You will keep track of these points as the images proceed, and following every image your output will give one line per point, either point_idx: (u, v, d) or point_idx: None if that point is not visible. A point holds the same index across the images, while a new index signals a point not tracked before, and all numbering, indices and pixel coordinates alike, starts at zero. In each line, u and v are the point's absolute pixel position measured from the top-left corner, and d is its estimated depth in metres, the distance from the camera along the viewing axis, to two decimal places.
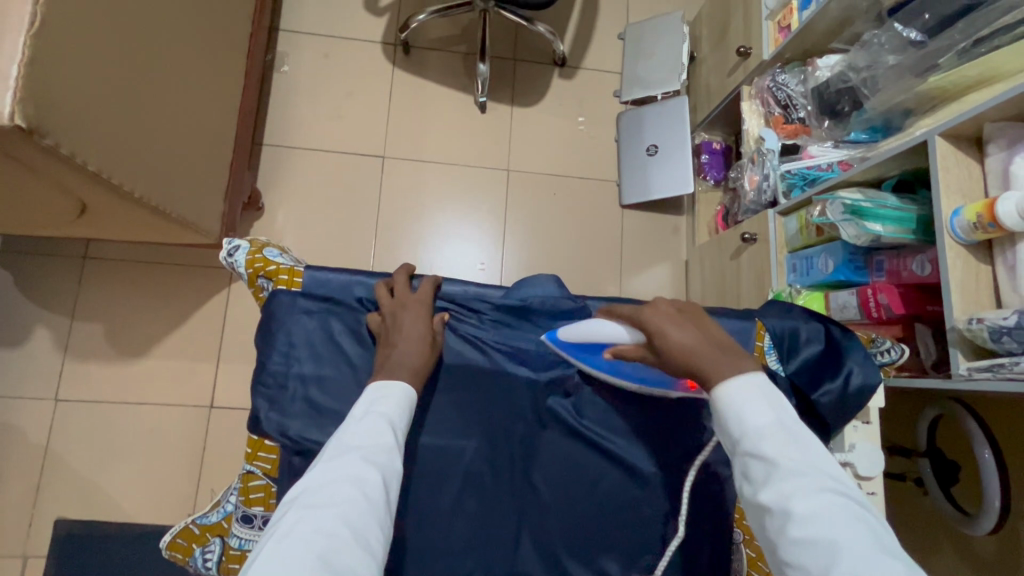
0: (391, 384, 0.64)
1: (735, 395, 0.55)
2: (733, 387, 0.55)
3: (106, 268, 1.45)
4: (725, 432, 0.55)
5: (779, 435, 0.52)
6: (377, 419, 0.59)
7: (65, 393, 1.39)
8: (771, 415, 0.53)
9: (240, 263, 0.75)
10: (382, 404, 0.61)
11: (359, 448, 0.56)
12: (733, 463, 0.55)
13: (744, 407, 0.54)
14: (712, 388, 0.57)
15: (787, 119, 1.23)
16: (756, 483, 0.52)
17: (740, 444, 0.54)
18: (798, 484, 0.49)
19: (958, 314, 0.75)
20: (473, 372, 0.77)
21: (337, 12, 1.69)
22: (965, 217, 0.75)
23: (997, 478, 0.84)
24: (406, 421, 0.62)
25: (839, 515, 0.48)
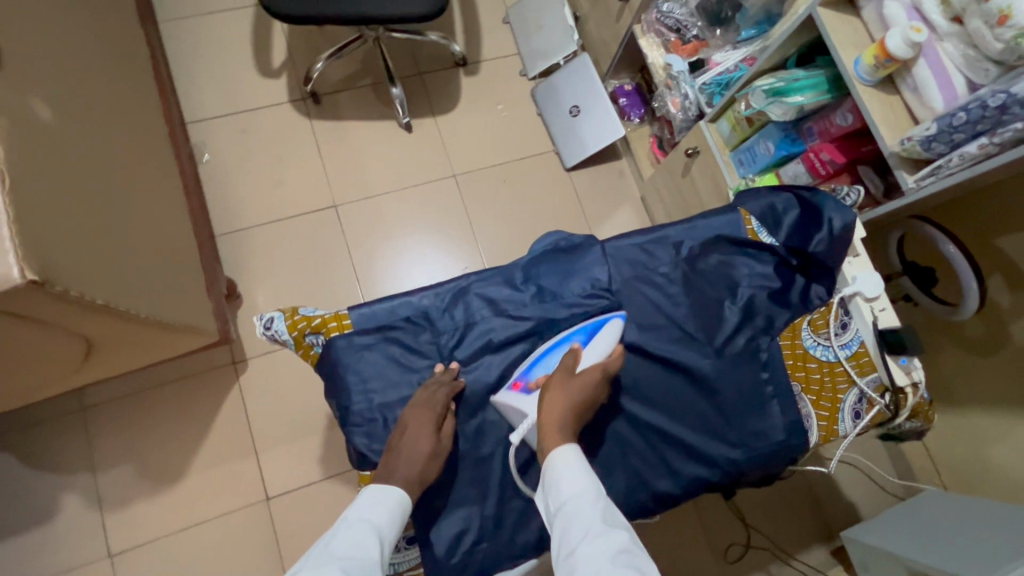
0: (384, 488, 0.67)
1: (561, 462, 0.63)
2: (560, 457, 0.64)
3: (110, 410, 1.41)
4: (551, 497, 0.63)
5: (592, 504, 0.60)
6: (366, 528, 0.62)
7: (117, 545, 1.35)
8: (587, 483, 0.62)
9: (282, 331, 0.78)
10: (373, 513, 0.64)
11: (340, 557, 0.58)
12: (555, 525, 0.61)
13: (567, 477, 0.63)
14: (547, 454, 0.65)
15: (683, 41, 1.38)
16: (569, 544, 0.58)
17: (563, 506, 0.61)
18: (601, 545, 0.56)
19: (890, 142, 0.88)
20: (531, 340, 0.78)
21: (235, 88, 1.70)
22: (865, 62, 0.88)
23: (967, 263, 0.99)
24: (395, 532, 0.65)
25: (618, 563, 0.54)
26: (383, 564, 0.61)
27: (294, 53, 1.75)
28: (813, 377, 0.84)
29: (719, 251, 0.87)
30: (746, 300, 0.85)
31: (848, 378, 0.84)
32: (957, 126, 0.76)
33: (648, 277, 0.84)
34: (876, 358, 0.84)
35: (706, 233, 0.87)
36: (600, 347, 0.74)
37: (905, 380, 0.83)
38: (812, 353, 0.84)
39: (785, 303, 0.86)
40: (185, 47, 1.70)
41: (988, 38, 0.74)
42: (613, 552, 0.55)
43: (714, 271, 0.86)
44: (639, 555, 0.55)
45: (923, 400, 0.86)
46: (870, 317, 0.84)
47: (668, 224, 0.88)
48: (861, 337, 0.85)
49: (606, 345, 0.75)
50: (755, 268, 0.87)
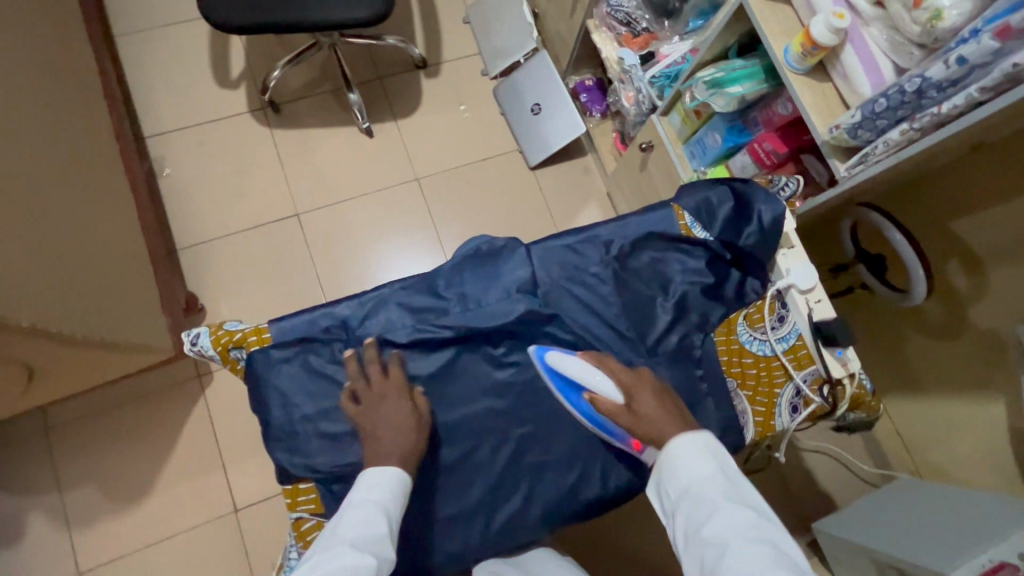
0: (380, 468, 0.67)
1: (684, 446, 0.65)
2: (682, 441, 0.65)
3: (76, 428, 1.41)
4: (674, 474, 0.64)
5: (712, 480, 0.62)
6: (373, 509, 0.64)
7: (87, 563, 1.35)
8: (712, 467, 0.63)
9: (207, 346, 0.78)
10: (373, 493, 0.65)
11: (349, 538, 0.60)
12: (682, 505, 0.63)
13: (690, 460, 0.64)
14: (665, 440, 0.66)
15: (635, 35, 1.35)
16: (697, 523, 0.60)
17: (689, 489, 0.63)
18: (735, 525, 0.57)
19: (821, 128, 0.86)
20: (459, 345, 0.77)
21: (194, 100, 1.69)
22: (793, 51, 0.86)
23: (912, 251, 0.98)
24: (399, 504, 0.66)
25: (755, 544, 0.55)
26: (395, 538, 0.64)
27: (252, 62, 1.74)
28: (749, 372, 0.83)
29: (650, 248, 0.85)
30: (679, 297, 0.84)
31: (785, 372, 0.83)
32: (879, 112, 0.74)
33: (578, 277, 0.83)
34: (813, 351, 0.82)
35: (637, 231, 0.87)
36: (583, 367, 0.73)
37: (842, 371, 0.81)
38: (748, 349, 0.83)
39: (718, 298, 0.85)
40: (141, 61, 1.69)
41: (907, 20, 0.72)
42: (749, 535, 0.56)
43: (647, 269, 0.85)
44: (771, 534, 0.57)
45: (863, 390, 0.85)
46: (806, 309, 0.82)
47: (599, 223, 0.87)
48: (798, 331, 0.83)
49: (584, 368, 0.73)
50: (688, 264, 0.85)
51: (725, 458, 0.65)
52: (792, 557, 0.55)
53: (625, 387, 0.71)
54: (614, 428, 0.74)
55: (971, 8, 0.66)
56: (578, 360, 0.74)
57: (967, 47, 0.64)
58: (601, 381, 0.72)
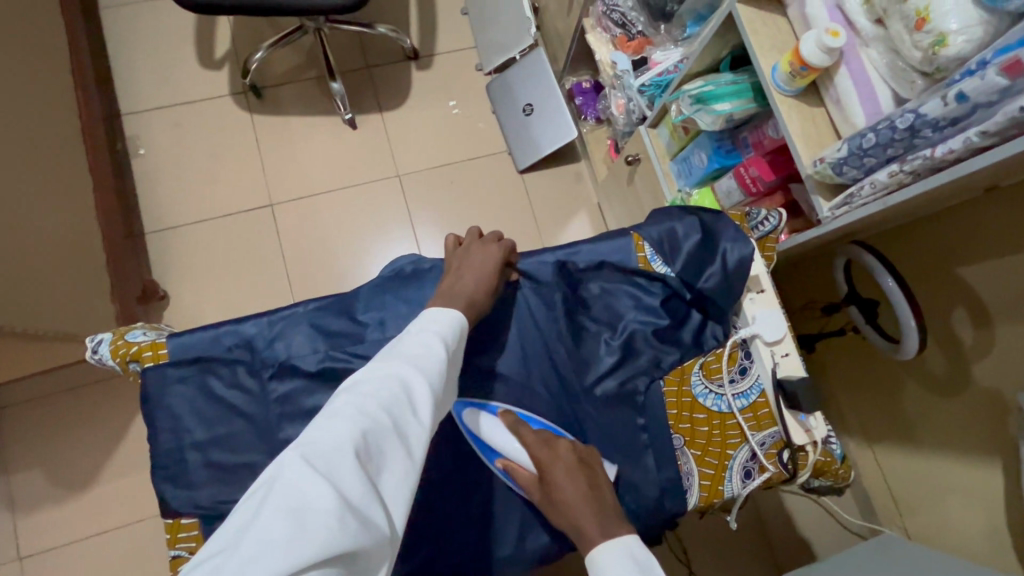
0: (444, 311, 0.66)
1: (604, 562, 0.55)
2: (602, 553, 0.55)
3: (27, 410, 1.38)
4: None
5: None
6: (432, 336, 0.62)
7: (26, 548, 1.33)
8: None
9: (107, 356, 0.72)
10: (436, 324, 0.64)
11: (409, 355, 0.59)
12: None
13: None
14: (585, 553, 0.56)
15: (629, 37, 1.26)
16: None
17: None
18: None
19: (807, 160, 0.76)
20: None
21: (175, 79, 1.64)
22: (782, 70, 0.76)
23: (905, 301, 0.88)
24: (457, 341, 0.65)
25: None
26: (455, 365, 0.64)
27: (237, 43, 1.68)
28: (699, 429, 0.74)
29: (600, 279, 0.77)
30: (628, 337, 0.75)
31: (740, 432, 0.74)
32: (866, 148, 0.65)
33: (518, 305, 0.76)
34: (776, 410, 0.74)
35: (588, 260, 0.78)
36: (507, 436, 0.68)
37: (805, 437, 0.73)
38: (701, 403, 0.75)
39: (673, 341, 0.76)
40: (125, 36, 1.65)
41: (907, 43, 0.61)
42: None
43: (595, 302, 0.77)
44: None
45: (830, 457, 0.75)
46: (770, 362, 0.73)
47: (546, 248, 0.78)
48: (761, 386, 0.75)
49: (499, 434, 0.68)
50: (642, 301, 0.77)
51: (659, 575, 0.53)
52: None
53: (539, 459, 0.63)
54: None
55: (980, 34, 0.56)
56: (497, 423, 0.69)
57: (969, 81, 0.54)
58: (518, 452, 0.66)
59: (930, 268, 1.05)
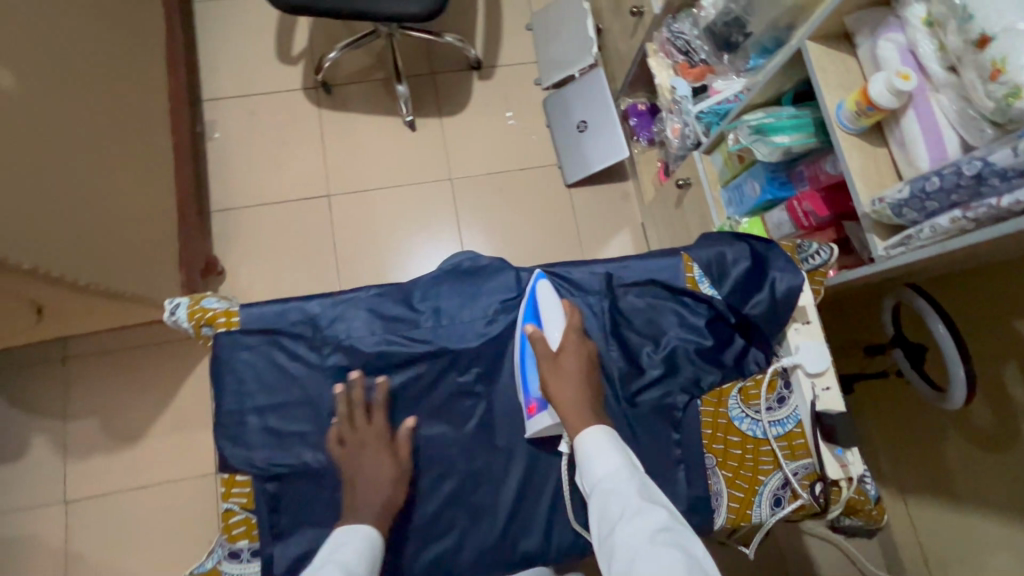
0: (351, 526, 0.67)
1: (593, 444, 0.64)
2: (591, 435, 0.65)
3: (89, 363, 1.49)
4: (585, 477, 0.64)
5: (622, 474, 0.62)
6: (333, 567, 0.61)
7: (73, 493, 1.42)
8: (622, 461, 0.63)
9: (183, 319, 0.77)
10: (339, 552, 0.63)
11: None
12: (593, 505, 0.61)
13: (597, 457, 0.63)
14: (575, 432, 0.66)
15: (691, 65, 1.29)
16: (609, 521, 0.58)
17: (599, 485, 0.62)
18: (642, 523, 0.56)
19: (865, 199, 0.77)
20: (429, 362, 0.75)
21: (254, 71, 1.75)
22: (847, 108, 0.78)
23: (956, 350, 0.87)
24: (366, 568, 0.63)
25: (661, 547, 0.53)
26: None
27: (314, 42, 1.78)
28: (733, 452, 0.75)
29: (648, 294, 0.79)
30: (670, 352, 0.77)
31: (773, 460, 0.75)
32: (929, 191, 0.66)
33: None
34: (811, 442, 0.74)
35: (637, 275, 0.80)
36: (558, 318, 0.74)
37: (841, 473, 0.73)
38: (737, 426, 0.76)
39: (715, 362, 0.77)
40: (214, 28, 1.77)
41: (981, 93, 0.62)
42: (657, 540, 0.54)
43: (641, 316, 0.79)
44: (680, 534, 0.55)
45: (863, 497, 0.75)
46: (810, 394, 0.74)
47: (596, 260, 0.81)
48: (798, 416, 0.76)
49: (553, 311, 0.74)
50: (687, 320, 0.79)
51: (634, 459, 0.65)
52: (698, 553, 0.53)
53: (567, 344, 0.72)
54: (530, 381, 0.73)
55: None
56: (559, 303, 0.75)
57: None
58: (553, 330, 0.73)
59: (984, 319, 1.02)
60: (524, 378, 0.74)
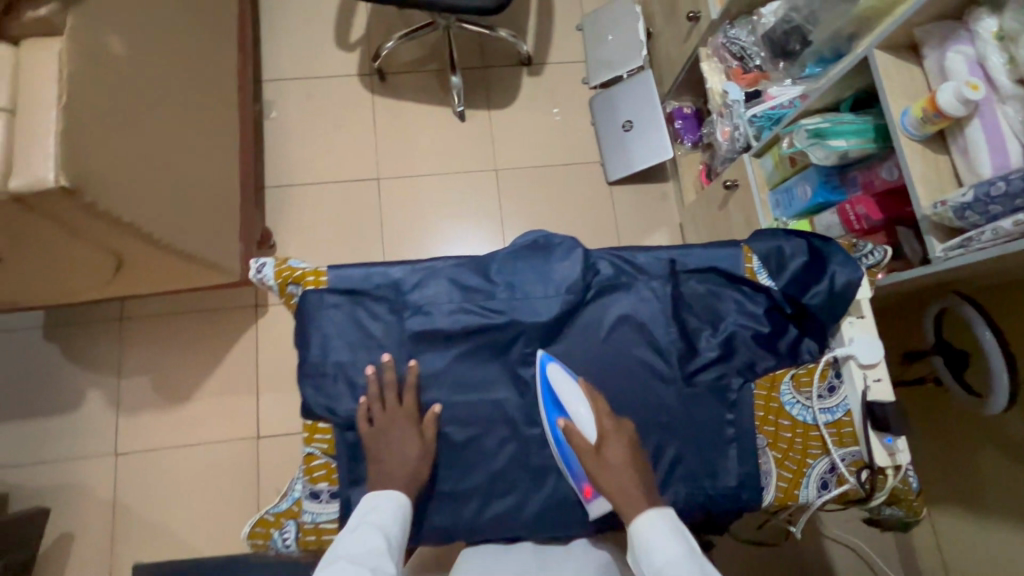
0: (380, 493, 0.72)
1: (649, 530, 0.64)
2: (648, 519, 0.64)
3: (144, 324, 1.56)
4: (646, 563, 0.62)
5: (688, 564, 0.60)
6: (370, 530, 0.68)
7: (124, 446, 1.49)
8: (682, 548, 0.62)
9: (270, 276, 0.83)
10: (373, 515, 0.69)
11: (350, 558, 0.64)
12: None
13: (656, 543, 0.62)
14: (630, 522, 0.65)
15: (745, 70, 1.32)
16: None
17: (661, 573, 0.61)
18: None
19: (925, 203, 0.80)
20: (503, 329, 0.79)
21: (313, 55, 1.81)
22: (913, 115, 0.81)
23: (1000, 357, 0.90)
24: (399, 528, 0.70)
25: None
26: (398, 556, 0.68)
27: (372, 30, 1.84)
28: (782, 435, 0.79)
29: (709, 281, 0.84)
30: (728, 336, 0.81)
31: (822, 445, 0.78)
32: (994, 195, 0.70)
33: (631, 290, 0.82)
34: (859, 431, 0.78)
35: (699, 262, 0.84)
36: (579, 400, 0.74)
37: (887, 461, 0.76)
38: (788, 411, 0.79)
39: (770, 349, 0.81)
40: (277, 12, 1.84)
41: None
42: None
43: (702, 301, 0.83)
44: None
45: (907, 486, 0.79)
46: (861, 384, 0.77)
47: (660, 247, 0.85)
48: (848, 406, 0.79)
49: (573, 395, 0.75)
50: (745, 307, 0.83)
51: (689, 536, 0.64)
52: None
53: (603, 431, 0.71)
54: (575, 467, 0.75)
55: None
56: (576, 385, 0.75)
57: None
58: (584, 416, 0.73)
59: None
60: (570, 467, 0.75)
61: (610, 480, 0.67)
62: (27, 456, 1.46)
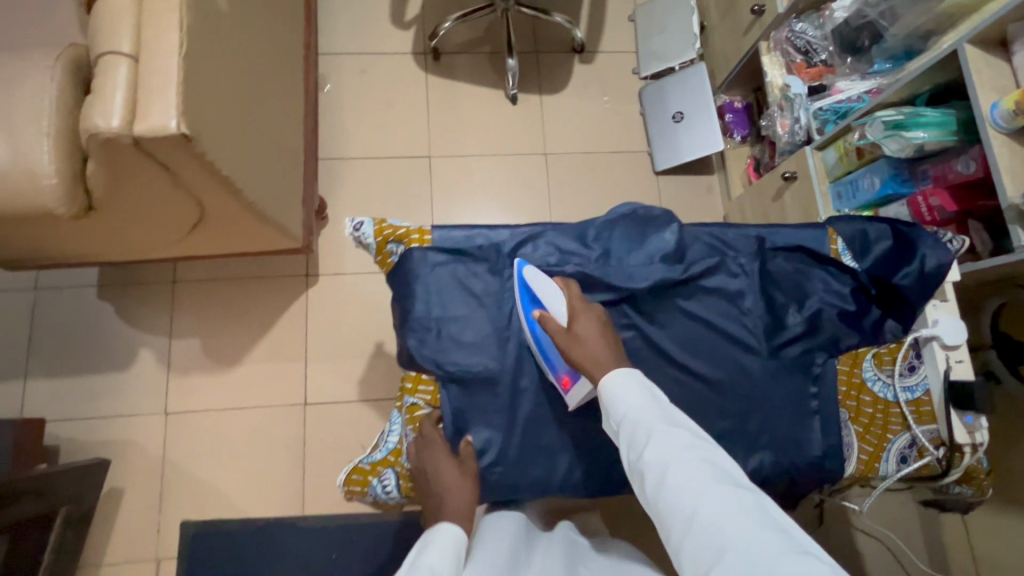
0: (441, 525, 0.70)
1: (615, 384, 0.68)
2: (614, 376, 0.69)
3: (197, 287, 1.57)
4: (611, 415, 0.68)
5: (649, 408, 0.65)
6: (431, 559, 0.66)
7: (174, 406, 1.51)
8: (644, 396, 0.67)
9: (368, 234, 0.84)
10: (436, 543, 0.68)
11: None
12: (621, 437, 0.66)
13: (621, 394, 0.67)
14: (598, 378, 0.70)
15: (809, 64, 1.34)
16: (638, 447, 0.63)
17: (624, 420, 0.66)
18: (674, 446, 0.61)
19: (1010, 192, 0.84)
20: (600, 292, 0.82)
21: (368, 30, 1.83)
22: (1004, 107, 0.84)
23: None
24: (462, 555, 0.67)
25: (697, 468, 0.59)
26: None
27: (427, 9, 1.85)
28: (864, 410, 0.82)
29: (795, 259, 0.86)
30: (814, 312, 0.84)
31: (902, 422, 0.81)
32: None
33: (720, 263, 0.85)
34: (939, 410, 0.80)
35: (786, 240, 0.87)
36: (556, 295, 0.79)
37: (966, 438, 0.78)
38: (869, 387, 0.82)
39: (855, 326, 0.84)
40: None
41: None
42: (694, 466, 0.59)
43: (787, 278, 0.86)
44: (713, 463, 0.60)
45: (979, 466, 0.82)
46: (944, 365, 0.80)
47: (748, 224, 0.89)
48: (927, 385, 0.81)
49: (548, 288, 0.79)
50: (830, 285, 0.86)
51: (655, 389, 0.69)
52: (738, 478, 0.59)
53: (574, 311, 0.76)
54: (552, 359, 0.79)
55: None
56: (552, 281, 0.80)
57: None
58: (559, 305, 0.78)
59: None
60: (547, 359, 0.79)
61: (584, 351, 0.72)
62: (79, 410, 1.48)
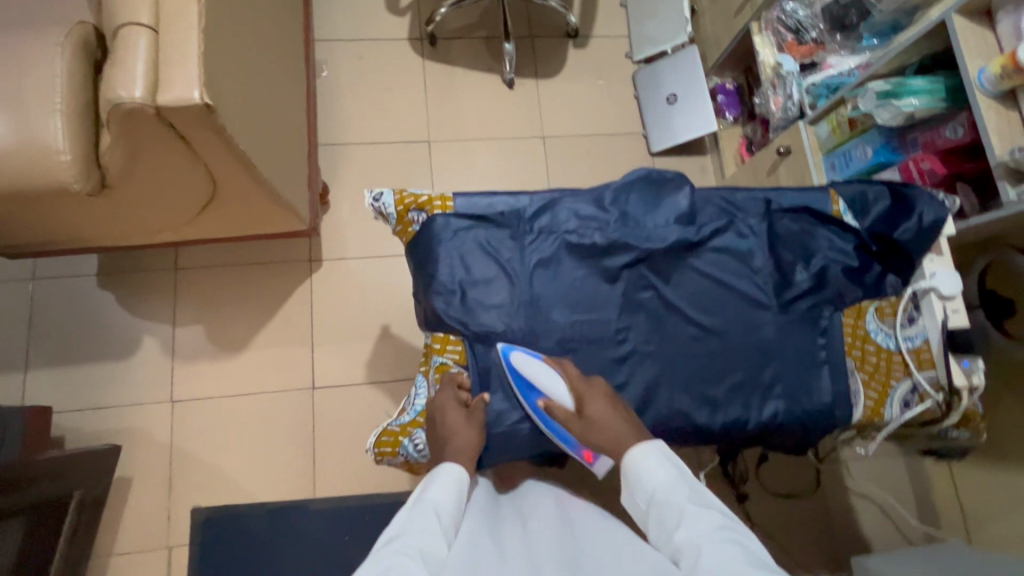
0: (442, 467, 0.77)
1: (640, 459, 0.71)
2: (639, 451, 0.71)
3: (199, 274, 1.57)
4: (640, 493, 0.69)
5: (676, 486, 0.67)
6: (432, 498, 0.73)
7: (180, 393, 1.50)
8: (670, 473, 0.69)
9: (390, 205, 0.87)
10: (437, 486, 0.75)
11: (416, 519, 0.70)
12: (653, 519, 0.67)
13: (647, 470, 0.69)
14: (623, 453, 0.72)
15: (800, 42, 1.37)
16: (668, 526, 0.64)
17: (654, 498, 0.68)
18: (702, 522, 0.62)
19: (998, 151, 0.89)
20: (617, 252, 0.86)
21: (363, 17, 1.83)
22: (991, 72, 0.89)
23: None
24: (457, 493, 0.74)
25: (727, 543, 0.59)
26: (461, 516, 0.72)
27: None
28: (868, 358, 0.87)
29: (801, 220, 0.91)
30: (820, 269, 0.88)
31: (903, 369, 0.86)
32: None
33: (729, 224, 0.89)
34: (938, 357, 0.84)
35: (791, 202, 0.91)
36: (550, 375, 0.80)
37: (964, 382, 0.83)
38: (873, 337, 0.87)
39: (858, 281, 0.88)
40: None
41: None
42: (723, 542, 0.59)
43: (794, 237, 0.90)
44: (743, 539, 0.60)
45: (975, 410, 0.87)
46: (941, 315, 0.84)
47: (754, 188, 0.93)
48: (926, 335, 0.85)
49: (546, 376, 0.79)
50: (834, 243, 0.90)
51: (681, 464, 0.71)
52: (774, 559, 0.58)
53: (579, 394, 0.78)
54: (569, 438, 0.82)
55: None
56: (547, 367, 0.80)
57: None
58: (561, 391, 0.78)
59: None
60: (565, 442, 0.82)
61: (601, 434, 0.74)
62: (83, 400, 1.47)
